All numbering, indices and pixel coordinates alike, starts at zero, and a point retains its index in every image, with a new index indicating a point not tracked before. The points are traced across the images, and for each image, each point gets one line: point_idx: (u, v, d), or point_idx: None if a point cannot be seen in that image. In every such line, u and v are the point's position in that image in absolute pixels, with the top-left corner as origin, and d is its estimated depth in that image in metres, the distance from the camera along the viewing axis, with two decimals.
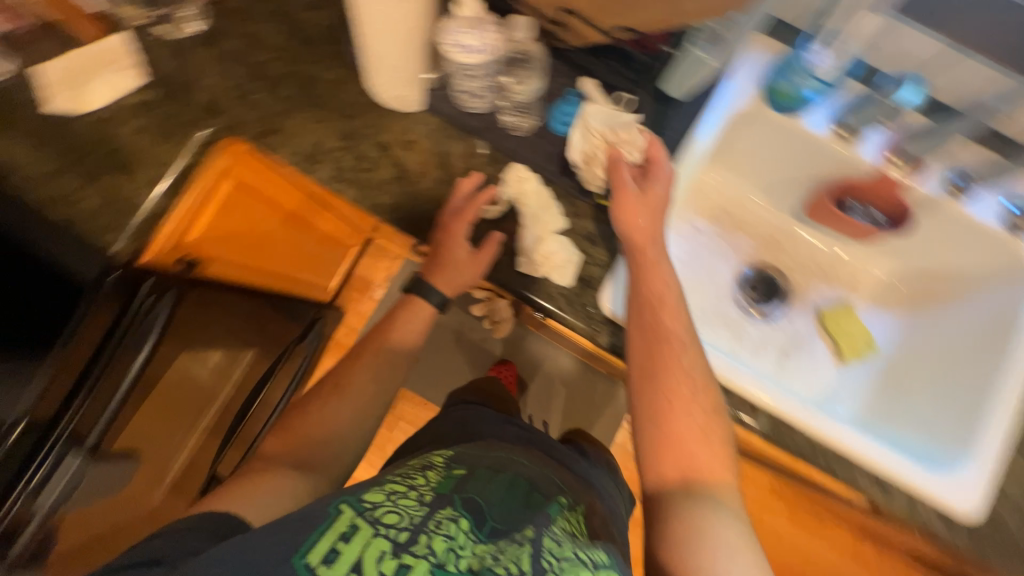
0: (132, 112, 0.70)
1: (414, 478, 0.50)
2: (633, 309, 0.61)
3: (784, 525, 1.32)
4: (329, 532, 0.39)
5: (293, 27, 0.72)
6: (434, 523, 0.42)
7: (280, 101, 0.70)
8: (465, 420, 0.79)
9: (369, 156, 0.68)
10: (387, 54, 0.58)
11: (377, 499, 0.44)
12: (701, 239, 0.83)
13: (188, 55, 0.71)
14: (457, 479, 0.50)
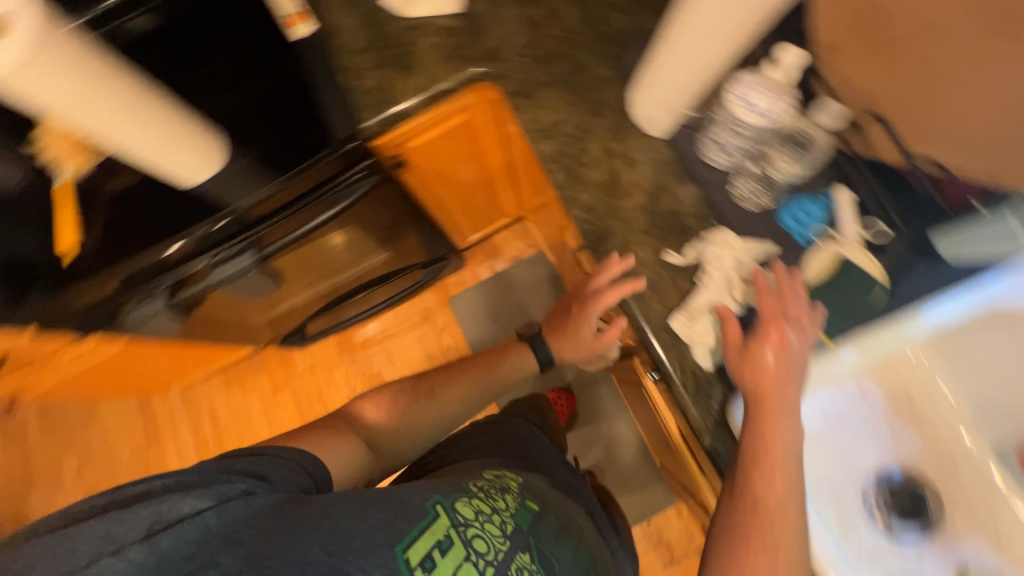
0: (437, 30, 0.80)
1: (495, 500, 0.59)
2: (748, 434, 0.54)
3: None
4: (429, 537, 0.51)
5: (594, 20, 0.76)
6: (513, 563, 0.54)
7: (548, 75, 0.75)
8: (523, 438, 0.84)
9: (593, 155, 0.70)
10: (673, 77, 0.61)
11: (468, 516, 0.55)
12: (863, 407, 0.72)
13: (500, 6, 0.80)
14: (531, 515, 0.59)
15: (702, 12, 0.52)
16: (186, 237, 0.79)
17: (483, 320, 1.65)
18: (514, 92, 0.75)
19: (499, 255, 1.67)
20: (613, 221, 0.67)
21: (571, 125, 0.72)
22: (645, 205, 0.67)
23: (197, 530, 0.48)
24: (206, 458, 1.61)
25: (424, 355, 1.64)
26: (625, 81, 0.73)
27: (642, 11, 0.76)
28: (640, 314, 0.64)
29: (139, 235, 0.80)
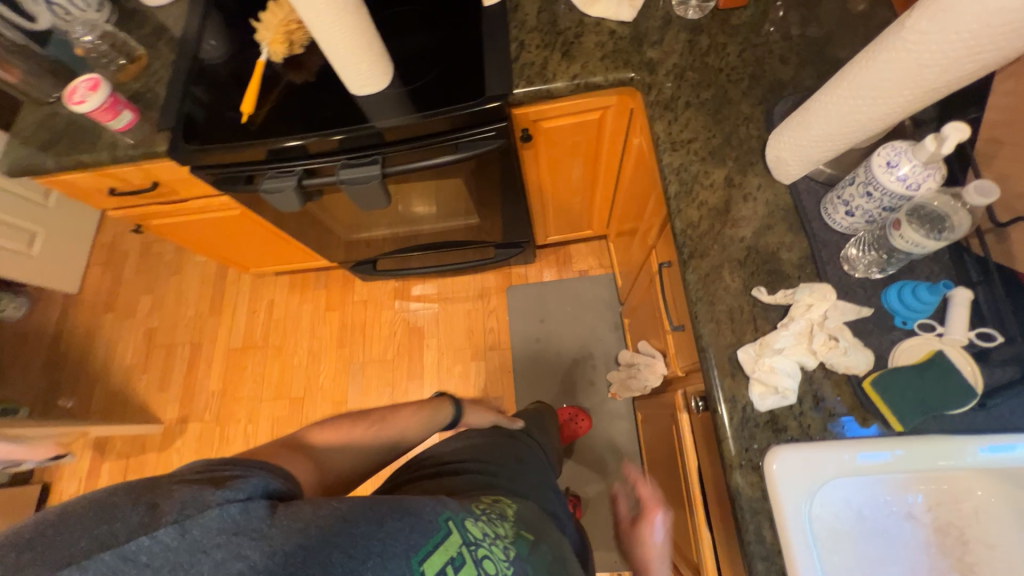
0: (603, 32, 0.87)
1: (495, 525, 0.53)
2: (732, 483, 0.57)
3: None
4: (443, 552, 0.45)
5: (755, 63, 0.79)
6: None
7: (695, 98, 0.78)
8: (522, 458, 0.79)
9: (713, 179, 0.73)
10: (818, 128, 0.62)
11: (477, 534, 0.50)
12: (905, 527, 0.68)
13: (672, 27, 0.84)
14: (528, 545, 0.54)
15: (871, 73, 0.54)
16: (323, 137, 0.89)
17: (531, 317, 1.68)
18: (658, 103, 0.79)
19: (568, 263, 1.71)
20: (711, 244, 0.69)
21: (701, 147, 0.75)
22: (748, 239, 0.68)
23: (222, 520, 0.39)
24: (250, 345, 1.76)
25: (466, 329, 1.70)
26: (767, 124, 0.75)
27: (803, 67, 0.78)
28: (708, 335, 0.64)
29: (295, 122, 0.92)
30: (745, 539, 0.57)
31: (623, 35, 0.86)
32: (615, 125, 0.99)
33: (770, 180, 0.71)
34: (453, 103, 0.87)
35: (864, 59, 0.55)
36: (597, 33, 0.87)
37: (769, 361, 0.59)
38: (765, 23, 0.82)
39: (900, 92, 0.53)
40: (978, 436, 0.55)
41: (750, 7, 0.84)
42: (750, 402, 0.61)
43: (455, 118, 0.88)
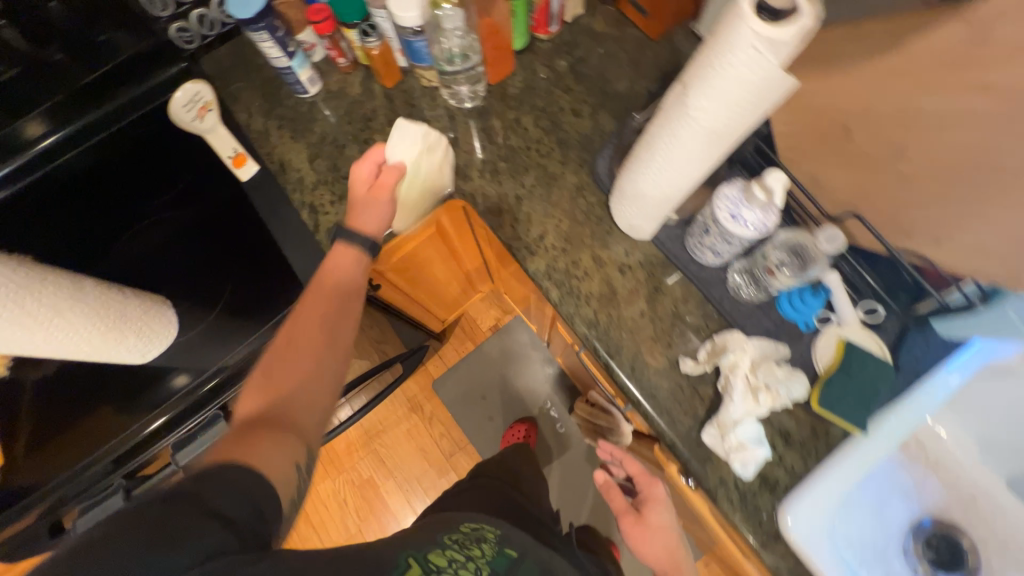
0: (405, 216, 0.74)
1: (470, 549, 0.56)
2: (770, 555, 0.57)
3: None
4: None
5: (555, 125, 0.76)
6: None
7: (521, 187, 0.73)
8: (497, 501, 0.85)
9: (584, 266, 0.69)
10: (650, 195, 0.61)
11: (440, 563, 0.52)
12: (895, 464, 0.72)
13: (459, 122, 0.78)
14: (512, 561, 0.58)
15: (677, 145, 0.53)
16: (169, 412, 0.68)
17: (471, 400, 1.57)
18: (490, 209, 0.73)
19: (477, 330, 1.62)
20: (620, 332, 0.65)
21: (555, 236, 0.70)
22: (646, 311, 0.66)
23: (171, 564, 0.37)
24: None
25: (417, 449, 1.53)
26: (600, 185, 0.72)
27: (597, 112, 0.77)
28: (668, 429, 0.61)
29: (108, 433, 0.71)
30: None
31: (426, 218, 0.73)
32: (455, 227, 0.89)
33: (633, 240, 0.69)
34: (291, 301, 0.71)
35: (667, 131, 0.53)
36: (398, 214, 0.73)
37: (737, 433, 0.58)
38: (542, 81, 0.80)
39: (711, 152, 0.52)
40: (905, 399, 0.60)
41: (518, 71, 0.80)
42: (736, 476, 0.59)
43: None
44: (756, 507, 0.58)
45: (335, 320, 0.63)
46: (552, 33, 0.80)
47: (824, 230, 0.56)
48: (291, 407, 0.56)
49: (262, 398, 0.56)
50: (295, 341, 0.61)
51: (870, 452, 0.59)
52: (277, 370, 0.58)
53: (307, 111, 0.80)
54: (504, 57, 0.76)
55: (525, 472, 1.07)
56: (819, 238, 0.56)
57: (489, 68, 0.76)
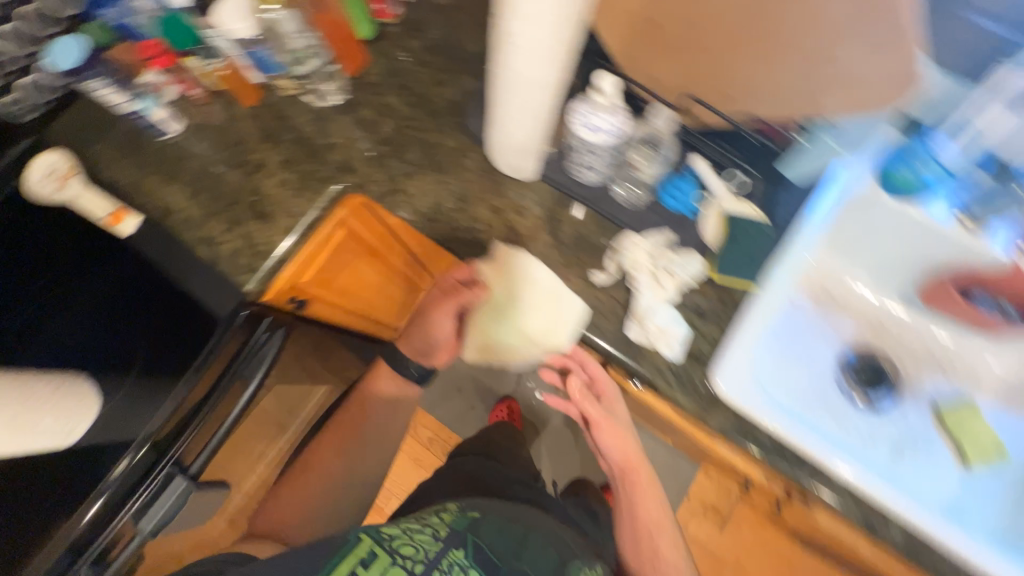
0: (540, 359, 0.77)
1: (429, 519, 0.76)
2: (714, 418, 0.62)
3: None
4: (353, 558, 0.66)
5: (422, 100, 0.79)
6: (445, 561, 0.69)
7: (406, 165, 0.75)
8: (474, 475, 0.97)
9: (483, 219, 0.72)
10: (518, 132, 0.65)
11: (393, 532, 0.72)
12: (802, 314, 0.81)
13: (331, 121, 0.79)
14: (471, 516, 0.78)
15: (518, 76, 0.57)
16: (107, 491, 0.64)
17: (449, 396, 1.58)
18: (383, 193, 0.75)
19: None
20: (532, 267, 0.69)
21: (450, 200, 0.73)
22: (551, 241, 0.70)
23: None
24: None
25: (411, 460, 1.54)
26: (479, 141, 0.76)
27: (458, 77, 0.80)
28: (597, 338, 0.65)
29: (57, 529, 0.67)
30: (754, 453, 0.63)
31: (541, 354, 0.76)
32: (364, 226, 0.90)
33: (522, 183, 0.73)
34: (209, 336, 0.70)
35: (505, 69, 0.57)
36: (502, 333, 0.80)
37: (654, 319, 0.63)
38: (399, 61, 0.82)
39: (548, 75, 0.56)
40: (785, 252, 0.66)
41: (374, 58, 0.82)
42: (667, 359, 0.63)
43: (229, 349, 0.70)
44: (691, 380, 0.63)
45: (356, 454, 0.94)
46: (396, 15, 0.83)
47: (650, 106, 0.64)
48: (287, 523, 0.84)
49: (291, 503, 0.86)
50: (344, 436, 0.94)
51: (767, 309, 0.64)
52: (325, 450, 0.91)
53: (174, 149, 0.78)
54: (349, 46, 0.78)
55: (506, 447, 1.11)
56: (652, 116, 0.63)
57: (342, 61, 0.78)
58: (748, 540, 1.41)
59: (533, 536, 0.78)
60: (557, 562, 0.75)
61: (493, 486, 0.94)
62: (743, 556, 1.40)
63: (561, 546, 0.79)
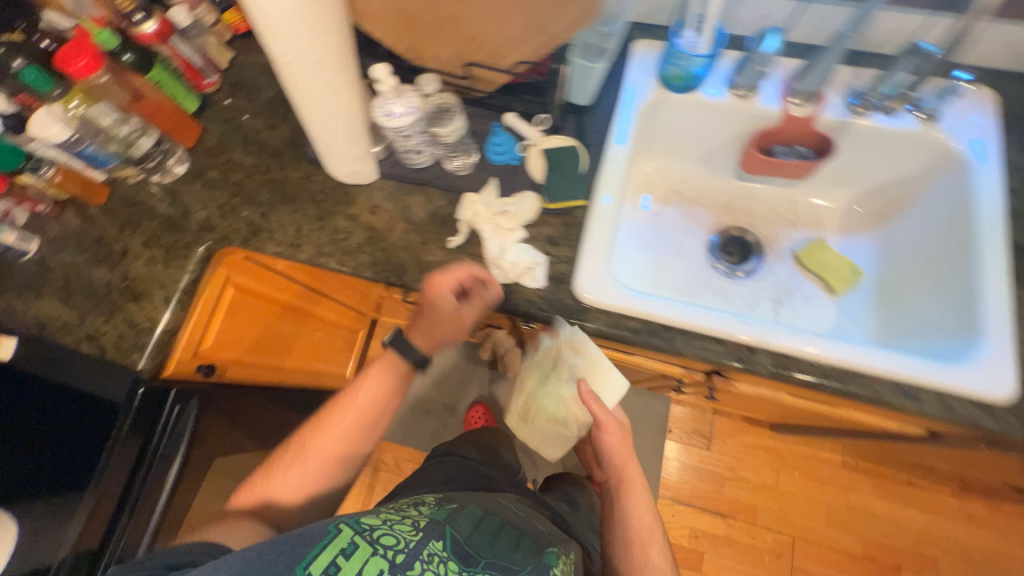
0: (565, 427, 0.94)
1: (408, 512, 0.70)
2: (590, 323, 0.68)
3: (800, 483, 1.43)
4: (333, 546, 0.59)
5: (262, 147, 0.85)
6: (425, 552, 0.62)
7: (261, 206, 0.80)
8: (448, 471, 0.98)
9: (342, 228, 0.77)
10: (336, 138, 0.71)
11: (373, 524, 0.64)
12: (663, 220, 0.92)
13: (182, 192, 0.83)
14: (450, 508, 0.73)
15: (306, 87, 0.63)
16: None
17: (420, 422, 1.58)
18: (246, 238, 0.79)
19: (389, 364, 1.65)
20: (396, 254, 0.74)
21: (309, 223, 0.78)
22: (407, 227, 0.76)
23: None
24: None
25: None
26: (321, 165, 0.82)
27: (289, 118, 0.87)
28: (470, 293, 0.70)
29: None
30: (635, 341, 0.67)
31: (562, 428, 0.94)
32: (259, 278, 0.93)
33: (370, 186, 0.79)
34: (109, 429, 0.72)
35: (292, 85, 0.63)
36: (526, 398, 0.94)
37: (506, 255, 0.70)
38: (232, 122, 0.88)
39: (330, 78, 0.62)
40: (603, 167, 0.74)
41: (208, 127, 0.87)
42: (534, 289, 0.69)
43: (136, 435, 0.75)
44: (560, 300, 0.69)
45: (361, 437, 0.77)
46: (215, 82, 0.89)
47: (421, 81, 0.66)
48: (286, 511, 0.74)
49: (287, 480, 0.75)
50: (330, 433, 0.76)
51: (603, 220, 0.72)
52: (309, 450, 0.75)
53: (38, 266, 0.80)
54: (182, 121, 0.83)
55: (484, 441, 1.15)
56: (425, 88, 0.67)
57: (175, 135, 0.83)
58: (736, 448, 1.46)
59: (511, 527, 0.73)
60: (534, 548, 0.70)
61: (471, 473, 0.98)
62: (738, 465, 1.45)
63: (535, 535, 0.75)
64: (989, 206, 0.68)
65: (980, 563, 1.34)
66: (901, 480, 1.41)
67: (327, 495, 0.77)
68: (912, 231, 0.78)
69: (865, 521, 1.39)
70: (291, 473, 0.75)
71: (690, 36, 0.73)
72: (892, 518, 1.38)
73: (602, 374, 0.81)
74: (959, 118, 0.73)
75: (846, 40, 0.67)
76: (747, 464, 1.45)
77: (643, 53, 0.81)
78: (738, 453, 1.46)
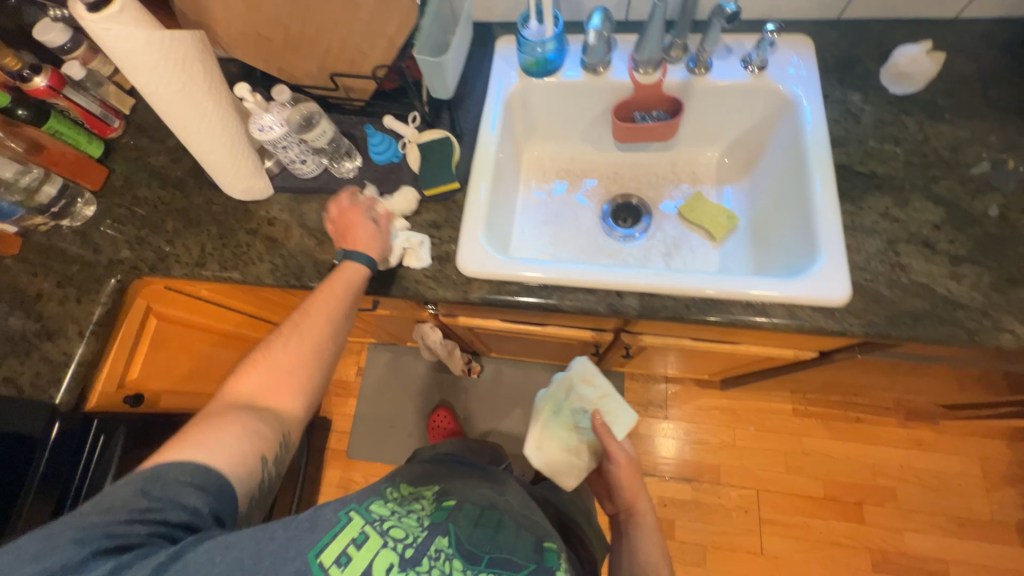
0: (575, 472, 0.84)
1: (410, 504, 0.64)
2: (475, 292, 0.73)
3: (756, 434, 1.47)
4: (343, 535, 0.56)
5: (166, 180, 0.90)
6: (432, 549, 0.57)
7: (167, 233, 0.85)
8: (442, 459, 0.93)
9: (243, 242, 0.82)
10: (221, 160, 0.75)
11: (382, 512, 0.61)
12: (557, 198, 0.98)
13: (92, 231, 0.87)
14: (449, 505, 0.65)
15: (177, 115, 0.67)
16: None
17: (385, 435, 1.60)
18: (154, 264, 0.83)
19: (350, 384, 1.67)
20: (295, 257, 0.79)
21: (212, 242, 0.82)
22: (303, 232, 0.81)
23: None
24: None
25: None
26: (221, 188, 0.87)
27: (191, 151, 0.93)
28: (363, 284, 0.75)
29: None
30: (519, 303, 0.73)
31: (573, 474, 0.84)
32: (180, 306, 0.95)
33: (267, 201, 0.84)
34: (31, 462, 0.74)
35: (164, 115, 0.68)
36: (534, 440, 0.85)
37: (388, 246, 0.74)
38: (138, 161, 0.93)
39: (198, 104, 0.67)
40: (476, 153, 0.81)
41: (114, 168, 0.92)
42: (422, 270, 0.75)
43: (59, 467, 0.77)
44: (446, 275, 0.74)
45: (340, 324, 0.65)
46: (118, 127, 0.94)
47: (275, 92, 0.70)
48: (281, 401, 0.62)
49: (256, 378, 0.62)
50: (293, 333, 0.64)
51: (478, 207, 0.77)
52: (284, 354, 0.63)
53: None
54: (85, 166, 0.88)
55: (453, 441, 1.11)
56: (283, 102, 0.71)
57: (80, 179, 0.87)
58: (693, 412, 1.51)
59: (509, 518, 0.64)
60: (533, 542, 0.62)
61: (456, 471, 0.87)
62: (696, 428, 1.49)
63: (532, 524, 0.66)
64: (817, 137, 0.76)
65: (936, 487, 1.38)
66: (850, 417, 1.46)
67: (319, 386, 0.65)
68: (768, 172, 0.86)
69: (824, 463, 1.43)
70: (260, 369, 0.63)
71: (535, 26, 0.80)
72: (847, 455, 1.43)
73: (614, 406, 0.84)
74: (782, 63, 0.82)
75: (659, 9, 0.74)
76: (704, 425, 1.49)
77: (505, 48, 0.88)
78: (695, 417, 1.51)
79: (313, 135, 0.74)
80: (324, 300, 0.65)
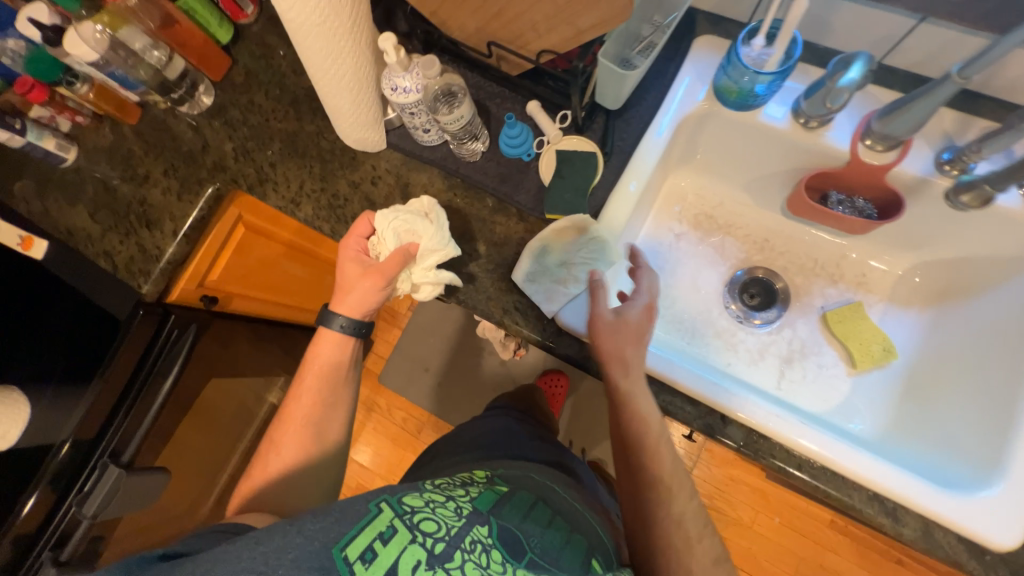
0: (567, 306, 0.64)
1: (453, 490, 0.53)
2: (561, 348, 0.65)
3: (778, 528, 1.38)
4: (370, 530, 0.45)
5: (284, 91, 0.83)
6: (468, 540, 0.46)
7: (271, 154, 0.80)
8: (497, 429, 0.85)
9: (342, 194, 0.75)
10: (343, 105, 0.66)
11: (415, 503, 0.48)
12: (684, 245, 0.82)
13: (203, 125, 0.84)
14: (494, 493, 0.53)
15: (310, 54, 0.58)
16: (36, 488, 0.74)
17: (416, 376, 1.63)
18: (252, 184, 0.79)
19: (399, 315, 1.70)
20: None
21: (311, 182, 0.77)
22: None
23: None
24: None
25: (391, 440, 1.63)
26: None
27: None
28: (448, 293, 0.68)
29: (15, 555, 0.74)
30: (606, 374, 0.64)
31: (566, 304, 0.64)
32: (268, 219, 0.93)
33: (376, 154, 0.76)
34: (115, 335, 0.80)
35: (300, 50, 0.59)
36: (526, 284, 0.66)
37: (413, 276, 0.64)
38: (262, 58, 0.86)
39: (336, 45, 0.57)
40: (635, 157, 0.67)
41: (237, 59, 0.86)
42: (515, 299, 0.67)
43: (132, 349, 0.80)
44: (537, 317, 0.66)
45: (332, 394, 0.68)
46: (251, 14, 0.86)
47: (422, 60, 0.60)
48: (309, 484, 0.65)
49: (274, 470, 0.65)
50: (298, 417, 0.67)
51: (623, 203, 0.66)
52: (293, 440, 0.66)
53: (75, 175, 0.85)
54: (212, 52, 0.82)
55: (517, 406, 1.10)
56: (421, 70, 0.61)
57: (201, 66, 0.82)
58: (722, 480, 1.42)
59: (563, 519, 0.54)
60: (582, 554, 0.51)
61: (515, 445, 0.77)
62: (719, 493, 1.41)
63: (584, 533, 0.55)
64: None
65: None
66: (891, 556, 1.33)
67: (329, 458, 0.69)
68: (972, 323, 0.67)
69: None
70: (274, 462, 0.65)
71: (760, 45, 0.61)
72: None
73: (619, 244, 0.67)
74: None
75: (948, 84, 0.54)
76: (728, 497, 1.41)
77: (701, 52, 0.70)
78: (722, 486, 1.42)
79: (446, 119, 0.63)
80: (318, 376, 0.67)
